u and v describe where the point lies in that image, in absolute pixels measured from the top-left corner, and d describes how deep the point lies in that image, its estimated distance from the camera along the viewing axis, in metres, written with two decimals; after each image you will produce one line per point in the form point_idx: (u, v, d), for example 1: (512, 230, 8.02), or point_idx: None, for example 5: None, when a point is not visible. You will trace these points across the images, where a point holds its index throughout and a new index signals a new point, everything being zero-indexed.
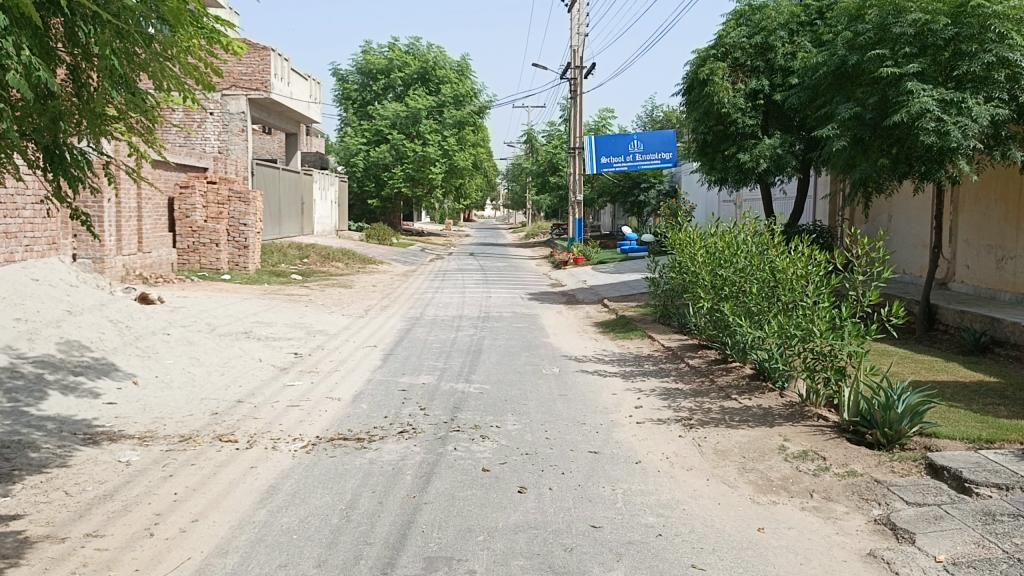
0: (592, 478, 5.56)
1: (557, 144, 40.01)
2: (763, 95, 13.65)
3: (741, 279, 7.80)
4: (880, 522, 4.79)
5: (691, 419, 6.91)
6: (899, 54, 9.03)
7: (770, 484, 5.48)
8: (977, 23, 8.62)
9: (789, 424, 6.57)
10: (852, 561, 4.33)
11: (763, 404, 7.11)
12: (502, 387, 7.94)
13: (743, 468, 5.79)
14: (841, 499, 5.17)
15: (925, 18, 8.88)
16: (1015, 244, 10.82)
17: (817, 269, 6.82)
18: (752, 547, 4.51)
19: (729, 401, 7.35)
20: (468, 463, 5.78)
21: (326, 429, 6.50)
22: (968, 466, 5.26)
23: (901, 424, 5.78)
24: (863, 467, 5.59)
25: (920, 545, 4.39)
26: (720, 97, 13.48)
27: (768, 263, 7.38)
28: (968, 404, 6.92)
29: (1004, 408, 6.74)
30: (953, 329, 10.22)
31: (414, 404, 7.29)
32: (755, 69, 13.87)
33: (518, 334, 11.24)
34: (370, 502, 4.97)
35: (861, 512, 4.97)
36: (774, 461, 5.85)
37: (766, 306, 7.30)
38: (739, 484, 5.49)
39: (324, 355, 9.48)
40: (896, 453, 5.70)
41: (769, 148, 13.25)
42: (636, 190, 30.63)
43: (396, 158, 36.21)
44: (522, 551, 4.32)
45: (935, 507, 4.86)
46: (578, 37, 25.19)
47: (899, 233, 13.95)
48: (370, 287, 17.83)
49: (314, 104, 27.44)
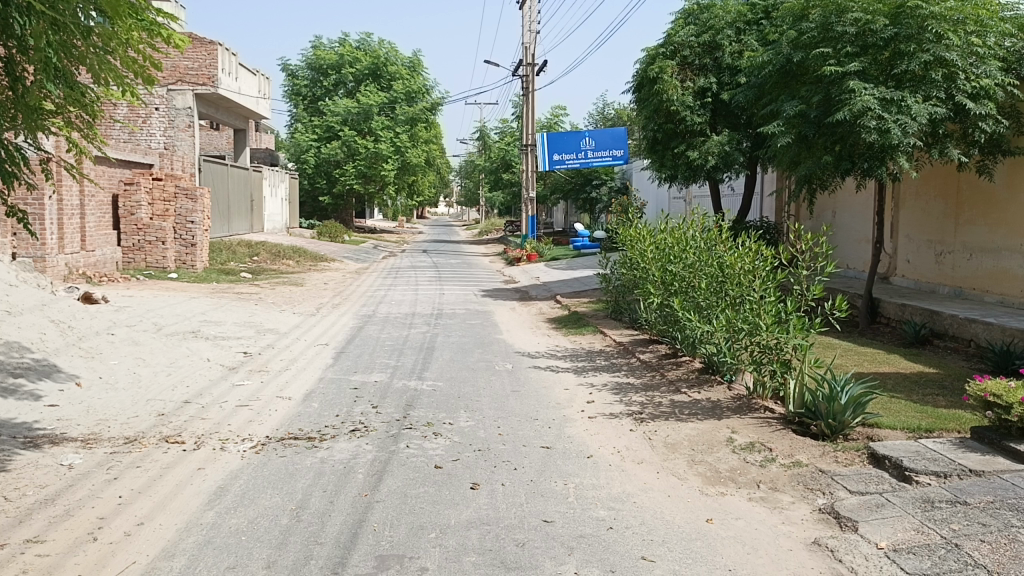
0: (544, 473, 5.59)
1: (509, 141, 40.09)
2: (712, 92, 13.85)
3: (690, 274, 7.90)
4: (824, 511, 4.91)
5: (642, 413, 6.99)
6: (841, 53, 9.24)
7: (718, 475, 5.58)
8: (915, 23, 8.82)
9: (738, 416, 6.68)
10: (797, 550, 4.43)
11: (712, 397, 7.23)
12: (455, 384, 7.93)
13: (692, 460, 5.88)
14: (787, 489, 5.29)
15: (866, 19, 9.08)
16: (954, 238, 11.14)
17: (763, 264, 6.94)
18: (701, 538, 4.58)
19: (679, 395, 7.46)
20: (421, 460, 5.77)
21: (276, 428, 6.43)
22: (908, 455, 5.42)
23: (844, 414, 5.92)
24: (808, 458, 5.72)
25: (862, 533, 4.51)
26: (669, 95, 13.65)
27: (716, 258, 7.49)
28: (909, 394, 7.12)
29: (942, 398, 6.96)
30: (894, 321, 10.51)
31: (366, 402, 7.25)
32: (703, 67, 14.06)
33: (471, 330, 11.24)
34: (321, 501, 4.93)
35: (806, 501, 5.09)
36: (722, 453, 5.96)
37: (714, 300, 7.40)
38: (688, 477, 5.58)
39: (274, 354, 9.36)
40: (839, 444, 5.85)
41: (717, 145, 13.46)
42: (588, 186, 30.85)
43: (347, 155, 35.88)
44: (474, 547, 4.33)
45: (877, 495, 5.00)
46: (530, 34, 25.23)
47: (842, 228, 14.27)
48: (321, 285, 17.66)
49: (263, 99, 27.03)
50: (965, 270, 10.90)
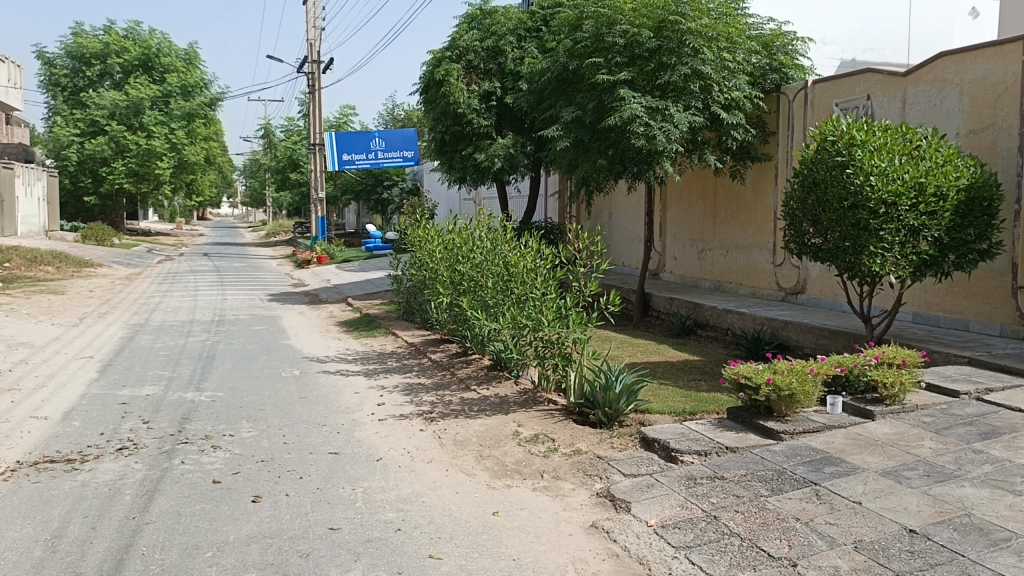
0: (332, 480, 5.47)
1: (297, 140, 38.98)
2: (496, 96, 14.23)
3: (477, 273, 8.03)
4: (602, 495, 5.19)
5: (432, 412, 7.03)
6: (611, 63, 9.79)
7: (504, 468, 5.73)
8: (675, 37, 9.46)
9: (523, 410, 6.92)
10: (577, 533, 4.65)
11: (499, 393, 7.43)
12: (238, 393, 7.56)
13: (480, 455, 6.00)
14: (568, 477, 5.53)
15: (632, 31, 9.66)
16: (712, 237, 12.21)
17: (544, 263, 7.19)
18: (487, 531, 4.68)
19: (468, 392, 7.59)
20: (198, 475, 5.44)
21: (28, 452, 5.79)
22: (675, 437, 5.85)
23: (619, 403, 6.31)
24: (587, 445, 6.03)
25: (635, 513, 4.82)
26: (456, 97, 13.90)
27: (500, 257, 7.64)
28: (675, 380, 7.74)
29: (704, 382, 7.63)
30: (664, 314, 11.34)
31: (136, 417, 6.72)
32: (488, 72, 14.39)
33: (256, 337, 10.77)
34: (81, 529, 4.50)
35: (585, 487, 5.35)
36: (508, 446, 6.13)
37: (500, 299, 7.53)
38: (476, 472, 5.68)
39: (26, 371, 8.43)
40: (615, 430, 6.23)
41: (502, 148, 13.82)
42: (379, 187, 30.69)
43: (117, 152, 33.15)
44: (255, 562, 4.14)
45: (648, 476, 5.35)
46: (314, 31, 24.63)
47: (617, 229, 15.19)
48: (85, 293, 16.16)
49: (12, 89, 24.30)
50: (722, 266, 11.97)
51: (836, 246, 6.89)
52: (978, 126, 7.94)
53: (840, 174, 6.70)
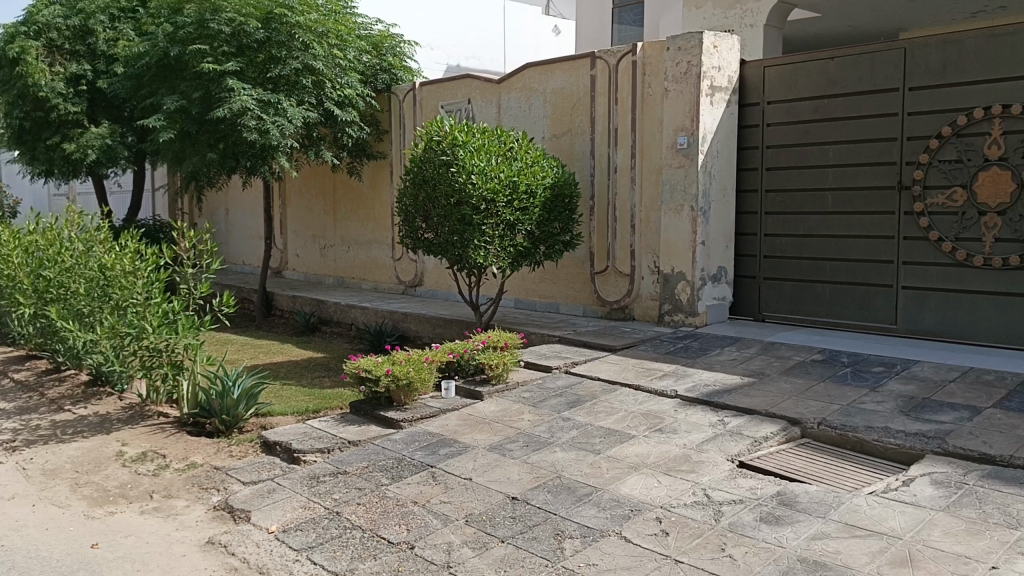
0: None
1: None
2: (86, 80, 12.80)
3: (68, 279, 7.00)
4: (219, 508, 4.90)
5: (13, 442, 6.08)
6: (217, 51, 9.43)
7: (105, 495, 5.14)
8: (284, 30, 9.52)
9: (129, 428, 6.32)
10: (191, 553, 4.34)
11: (100, 412, 6.69)
12: None
13: (75, 483, 5.31)
14: (181, 494, 5.14)
15: (238, 20, 9.32)
16: (333, 233, 12.26)
17: (145, 265, 6.53)
18: (84, 567, 4.16)
19: (61, 414, 6.71)
20: None
21: None
22: (297, 437, 5.76)
23: (237, 408, 6.10)
24: (203, 457, 5.68)
25: (255, 521, 4.63)
26: (35, 79, 12.13)
27: (93, 261, 6.76)
28: (299, 380, 7.70)
29: (328, 379, 7.70)
30: (287, 313, 11.14)
31: None
32: (74, 52, 12.82)
33: None
34: None
35: (201, 502, 5.02)
36: (111, 469, 5.52)
37: (93, 306, 6.75)
38: (70, 503, 5.02)
39: None
40: (234, 438, 6.00)
41: (97, 138, 12.47)
42: None
43: None
44: None
45: (269, 481, 5.19)
46: None
47: (235, 227, 14.56)
48: None
49: None
50: (343, 262, 12.07)
51: (445, 240, 7.35)
52: (559, 131, 8.98)
53: (445, 173, 7.13)
